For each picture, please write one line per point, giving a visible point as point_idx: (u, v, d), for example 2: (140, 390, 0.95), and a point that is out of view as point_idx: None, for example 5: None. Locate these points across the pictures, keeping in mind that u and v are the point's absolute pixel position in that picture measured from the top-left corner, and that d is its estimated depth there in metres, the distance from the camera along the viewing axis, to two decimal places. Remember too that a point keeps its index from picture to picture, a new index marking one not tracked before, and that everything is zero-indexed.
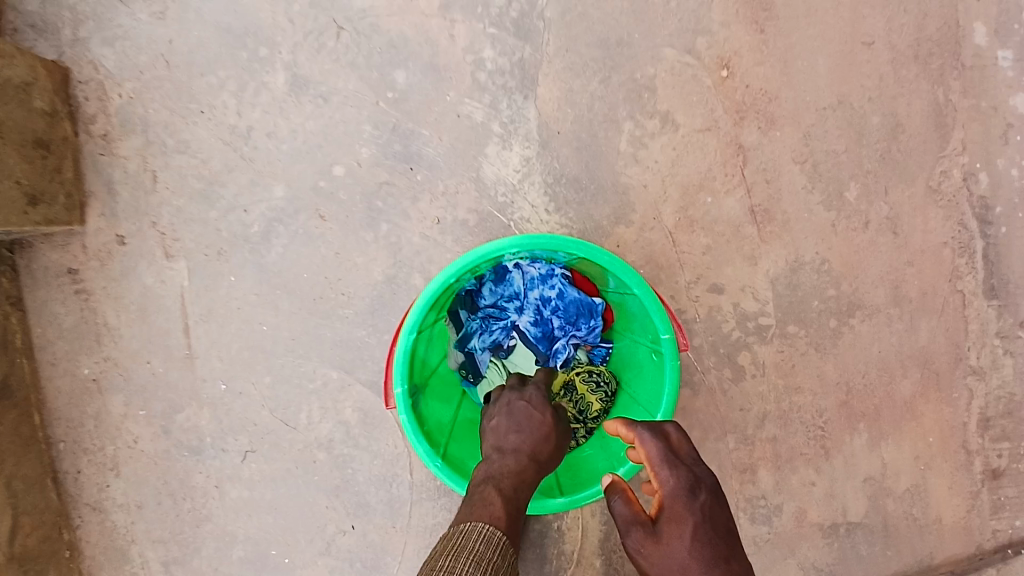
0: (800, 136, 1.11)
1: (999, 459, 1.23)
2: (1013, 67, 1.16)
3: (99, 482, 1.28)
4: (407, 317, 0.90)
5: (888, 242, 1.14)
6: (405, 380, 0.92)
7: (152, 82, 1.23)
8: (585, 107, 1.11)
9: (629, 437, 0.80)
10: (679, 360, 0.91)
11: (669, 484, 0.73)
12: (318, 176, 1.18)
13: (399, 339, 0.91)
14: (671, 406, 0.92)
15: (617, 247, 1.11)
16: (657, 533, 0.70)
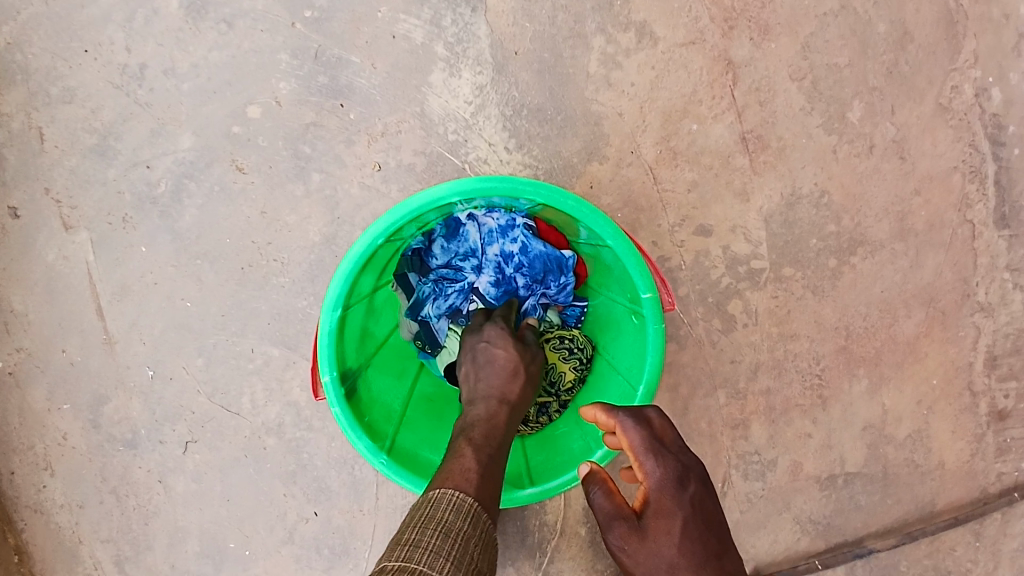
0: (798, 49, 0.95)
1: (1004, 401, 1.16)
2: None
3: (36, 482, 1.13)
4: (328, 292, 0.74)
5: (894, 168, 1.01)
6: (334, 367, 0.77)
7: (29, 22, 1.00)
8: (546, 20, 0.93)
9: (608, 424, 0.67)
10: (663, 323, 0.77)
11: (655, 475, 0.60)
12: (230, 119, 0.98)
13: (322, 319, 0.76)
14: (654, 380, 0.77)
15: (590, 187, 0.96)
16: (643, 529, 0.57)
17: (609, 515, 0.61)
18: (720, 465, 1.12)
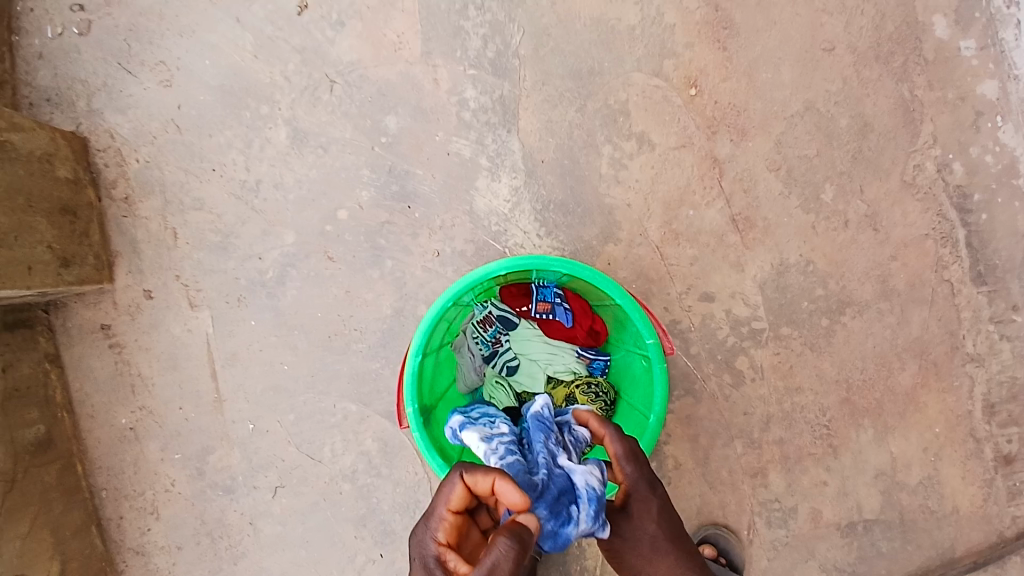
0: (771, 145, 1.16)
1: (1010, 445, 1.24)
2: (977, 56, 1.20)
3: (141, 526, 1.37)
4: (412, 340, 0.96)
5: (870, 238, 1.18)
6: (416, 399, 0.97)
7: (165, 146, 1.30)
8: (565, 135, 1.18)
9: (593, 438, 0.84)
10: (666, 361, 0.95)
11: (634, 478, 0.81)
12: (323, 221, 1.27)
13: (407, 362, 0.97)
14: (663, 406, 0.94)
15: (608, 264, 1.18)
16: (628, 514, 0.81)
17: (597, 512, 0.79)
18: (744, 512, 1.23)
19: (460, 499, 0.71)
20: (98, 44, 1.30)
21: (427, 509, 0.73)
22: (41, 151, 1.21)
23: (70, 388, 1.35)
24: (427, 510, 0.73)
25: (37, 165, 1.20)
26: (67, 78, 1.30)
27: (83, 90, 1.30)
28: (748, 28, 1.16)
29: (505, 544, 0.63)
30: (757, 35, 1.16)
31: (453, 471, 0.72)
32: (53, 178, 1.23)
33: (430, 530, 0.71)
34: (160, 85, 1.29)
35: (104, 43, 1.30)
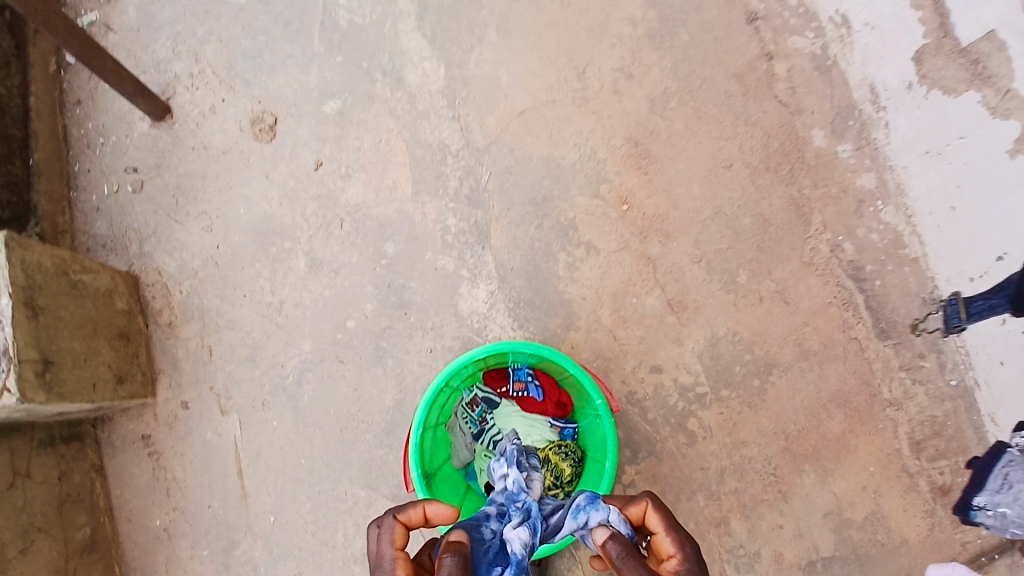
0: (692, 243, 1.47)
1: (942, 477, 1.42)
2: (853, 155, 1.51)
3: None
4: (415, 417, 1.18)
5: (782, 309, 1.45)
6: (419, 465, 1.18)
7: (204, 279, 1.57)
8: (528, 247, 1.48)
9: (637, 512, 0.94)
10: (613, 416, 1.19)
11: (685, 546, 0.88)
12: (336, 331, 1.53)
13: (411, 436, 1.19)
14: (614, 454, 1.16)
15: (571, 347, 1.45)
16: None
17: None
18: (712, 559, 1.40)
19: (401, 537, 0.91)
20: (149, 199, 1.58)
21: (376, 563, 0.89)
22: (105, 288, 1.47)
23: (110, 495, 1.54)
24: (376, 562, 0.89)
25: (102, 299, 1.45)
26: (121, 228, 1.58)
27: (136, 237, 1.58)
28: (662, 156, 1.51)
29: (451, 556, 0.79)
30: (671, 160, 1.50)
31: (388, 518, 0.92)
32: (114, 309, 1.48)
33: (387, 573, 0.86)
34: (203, 230, 1.57)
35: (156, 198, 1.58)
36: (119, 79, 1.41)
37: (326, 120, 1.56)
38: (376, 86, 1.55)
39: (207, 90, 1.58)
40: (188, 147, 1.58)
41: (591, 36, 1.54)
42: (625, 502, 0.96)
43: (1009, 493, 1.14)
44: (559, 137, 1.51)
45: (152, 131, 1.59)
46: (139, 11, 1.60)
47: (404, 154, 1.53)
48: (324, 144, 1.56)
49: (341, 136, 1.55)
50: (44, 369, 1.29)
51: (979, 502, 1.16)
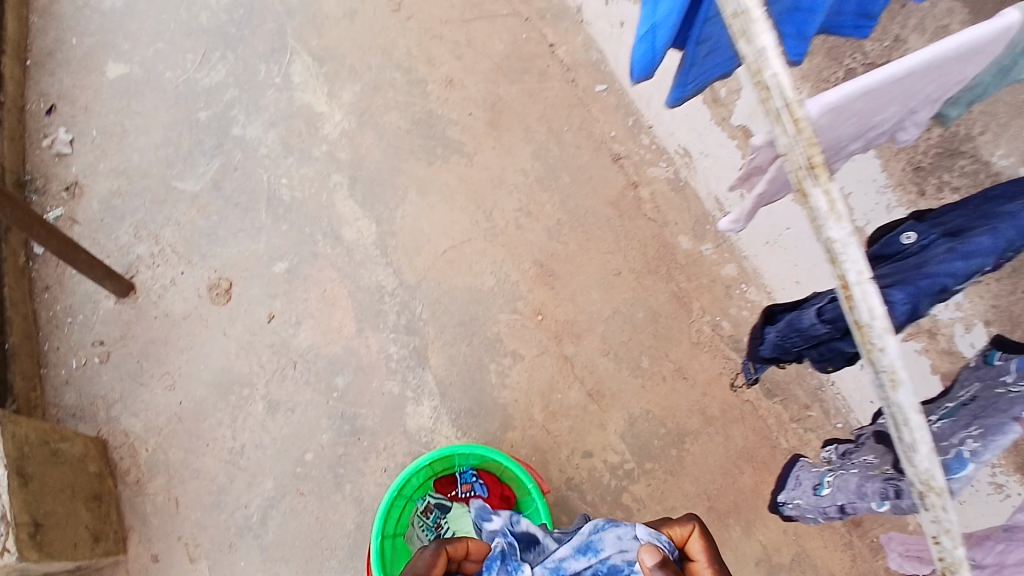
0: (599, 340, 1.76)
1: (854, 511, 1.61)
2: (714, 251, 1.83)
3: None
4: (374, 527, 1.34)
5: (683, 385, 1.72)
6: (382, 573, 1.30)
7: (168, 434, 1.68)
8: (462, 363, 1.72)
9: (682, 534, 0.95)
10: (543, 496, 1.40)
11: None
12: (296, 464, 1.66)
13: (372, 546, 1.32)
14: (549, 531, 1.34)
15: (511, 445, 1.66)
16: None
17: None
18: None
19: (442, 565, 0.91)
20: (115, 366, 1.73)
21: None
22: (79, 453, 1.56)
23: None
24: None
25: (76, 464, 1.54)
26: (89, 396, 1.71)
27: (104, 403, 1.71)
28: (564, 272, 1.83)
29: None
30: (571, 275, 1.82)
31: (438, 542, 0.93)
32: (87, 473, 1.57)
33: None
34: (165, 388, 1.71)
35: (121, 365, 1.73)
36: (91, 265, 1.60)
37: (276, 278, 1.79)
38: (318, 246, 1.82)
39: (166, 266, 1.81)
40: (151, 315, 1.77)
41: (492, 186, 1.92)
42: (673, 525, 0.96)
43: (799, 487, 1.04)
44: (476, 268, 1.82)
45: (117, 306, 1.77)
46: (104, 205, 1.86)
47: (347, 299, 1.77)
48: (275, 298, 1.77)
49: (292, 290, 1.78)
50: (35, 531, 1.36)
51: (782, 499, 1.07)
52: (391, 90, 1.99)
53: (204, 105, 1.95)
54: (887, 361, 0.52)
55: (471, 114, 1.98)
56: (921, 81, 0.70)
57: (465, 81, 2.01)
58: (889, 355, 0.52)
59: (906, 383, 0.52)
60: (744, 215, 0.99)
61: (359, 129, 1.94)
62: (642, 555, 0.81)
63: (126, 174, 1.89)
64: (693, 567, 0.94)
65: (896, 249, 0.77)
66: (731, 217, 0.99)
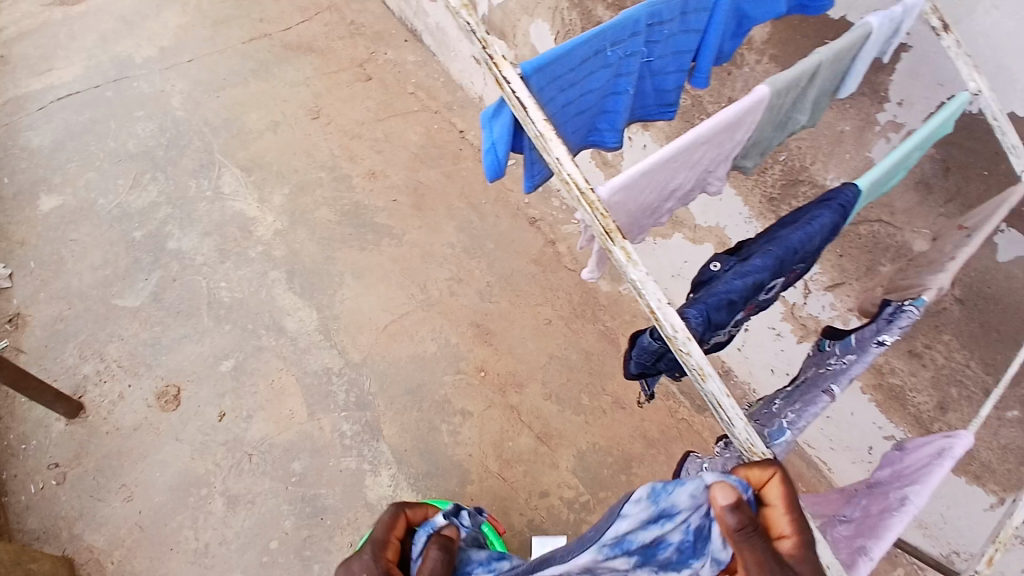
0: (541, 386, 1.89)
1: None
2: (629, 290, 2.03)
3: None
4: None
5: (623, 414, 1.86)
6: None
7: (132, 544, 1.66)
8: (415, 427, 1.80)
9: (759, 480, 0.65)
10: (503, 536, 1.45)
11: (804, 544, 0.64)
12: (262, 553, 1.65)
13: None
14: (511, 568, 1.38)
15: (471, 499, 1.73)
16: None
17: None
18: None
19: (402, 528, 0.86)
20: (71, 487, 1.71)
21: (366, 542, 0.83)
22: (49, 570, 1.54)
23: None
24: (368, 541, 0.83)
25: None
26: (49, 519, 1.68)
27: (65, 522, 1.67)
28: (500, 328, 1.98)
29: (438, 551, 0.78)
30: (507, 329, 1.97)
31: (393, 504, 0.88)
32: None
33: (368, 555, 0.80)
34: (123, 500, 1.70)
35: (77, 486, 1.71)
36: (41, 390, 1.61)
37: (224, 376, 1.84)
38: (263, 340, 1.90)
39: (114, 381, 1.84)
40: (103, 432, 1.77)
41: (423, 261, 2.08)
42: (746, 467, 0.66)
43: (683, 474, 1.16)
44: (417, 337, 1.94)
45: (68, 427, 1.78)
46: (47, 331, 1.90)
47: (296, 386, 1.84)
48: (224, 396, 1.82)
49: (240, 385, 1.83)
50: None
51: None
52: (319, 188, 2.17)
53: (139, 225, 2.05)
54: (694, 360, 0.66)
55: (396, 200, 2.17)
56: (701, 152, 0.78)
57: (387, 172, 2.22)
58: (695, 357, 0.66)
59: (711, 374, 0.66)
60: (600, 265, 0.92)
61: (292, 227, 2.09)
62: (712, 490, 0.63)
63: (68, 299, 1.94)
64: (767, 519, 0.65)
65: (706, 279, 0.78)
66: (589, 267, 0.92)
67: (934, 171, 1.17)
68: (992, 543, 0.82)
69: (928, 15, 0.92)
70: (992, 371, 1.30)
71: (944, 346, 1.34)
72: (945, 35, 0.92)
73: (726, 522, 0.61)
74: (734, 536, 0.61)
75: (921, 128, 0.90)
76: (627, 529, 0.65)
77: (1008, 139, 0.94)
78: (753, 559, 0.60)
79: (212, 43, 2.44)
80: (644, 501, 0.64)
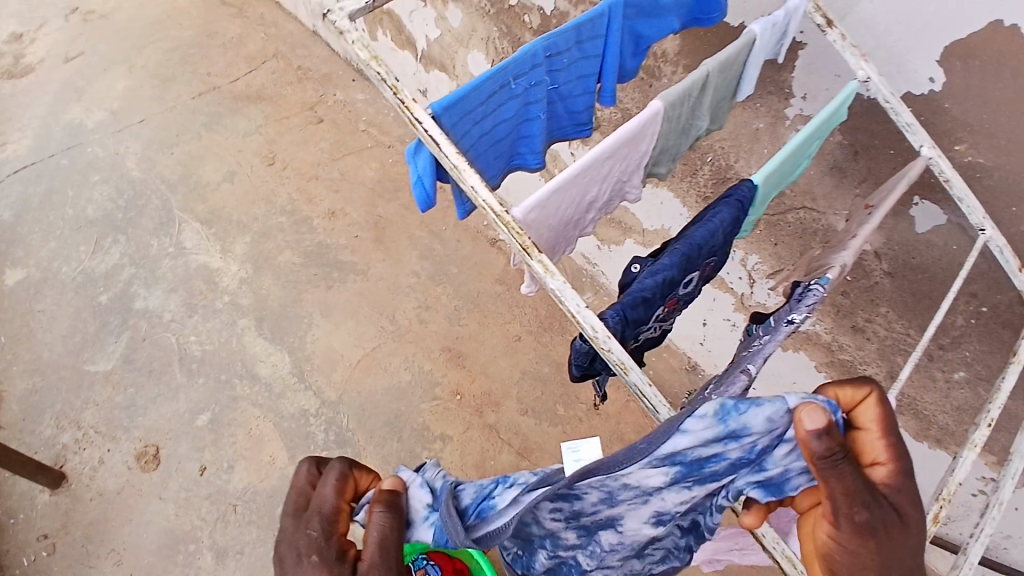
0: (516, 402, 1.94)
1: None
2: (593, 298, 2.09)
3: None
4: None
5: (598, 419, 1.91)
6: None
7: None
8: (396, 458, 1.83)
9: (853, 400, 0.67)
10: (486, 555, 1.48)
11: (896, 471, 0.64)
12: None
13: None
14: None
15: None
16: (877, 513, 0.62)
17: (860, 499, 0.62)
18: None
19: (350, 491, 0.76)
20: (62, 555, 1.70)
21: (310, 513, 0.74)
22: None
23: None
24: (309, 514, 0.74)
25: None
26: None
27: None
28: (471, 350, 2.01)
29: (385, 519, 0.70)
30: (478, 350, 2.01)
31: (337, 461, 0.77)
32: None
33: (318, 531, 0.72)
34: (114, 564, 1.69)
35: (68, 553, 1.70)
36: (24, 462, 1.60)
37: (201, 430, 1.84)
38: (237, 389, 1.90)
39: (93, 447, 1.83)
40: (87, 498, 1.77)
41: (389, 292, 2.11)
42: (847, 388, 0.67)
43: None
44: (391, 368, 1.97)
45: (53, 498, 1.77)
46: (24, 405, 1.89)
47: (274, 431, 1.84)
48: (204, 450, 1.82)
49: (218, 437, 1.83)
50: None
51: None
52: (280, 233, 2.20)
53: (104, 289, 2.06)
54: (615, 356, 0.71)
55: (357, 236, 2.21)
56: (609, 165, 0.85)
57: (346, 210, 2.26)
58: (616, 353, 0.72)
59: (632, 367, 0.71)
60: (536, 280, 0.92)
61: (256, 274, 2.10)
62: (798, 414, 0.62)
63: (41, 370, 1.93)
64: (858, 442, 0.67)
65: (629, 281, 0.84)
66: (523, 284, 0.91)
67: (845, 156, 1.25)
68: (936, 502, 0.90)
69: (812, 14, 0.99)
70: (932, 336, 1.37)
71: (884, 318, 1.40)
72: (831, 31, 0.99)
73: (812, 449, 0.61)
74: (818, 463, 0.61)
75: (814, 119, 0.95)
76: (687, 445, 0.64)
77: (902, 118, 1.01)
78: (837, 486, 0.61)
79: (162, 102, 2.47)
80: (709, 420, 0.63)
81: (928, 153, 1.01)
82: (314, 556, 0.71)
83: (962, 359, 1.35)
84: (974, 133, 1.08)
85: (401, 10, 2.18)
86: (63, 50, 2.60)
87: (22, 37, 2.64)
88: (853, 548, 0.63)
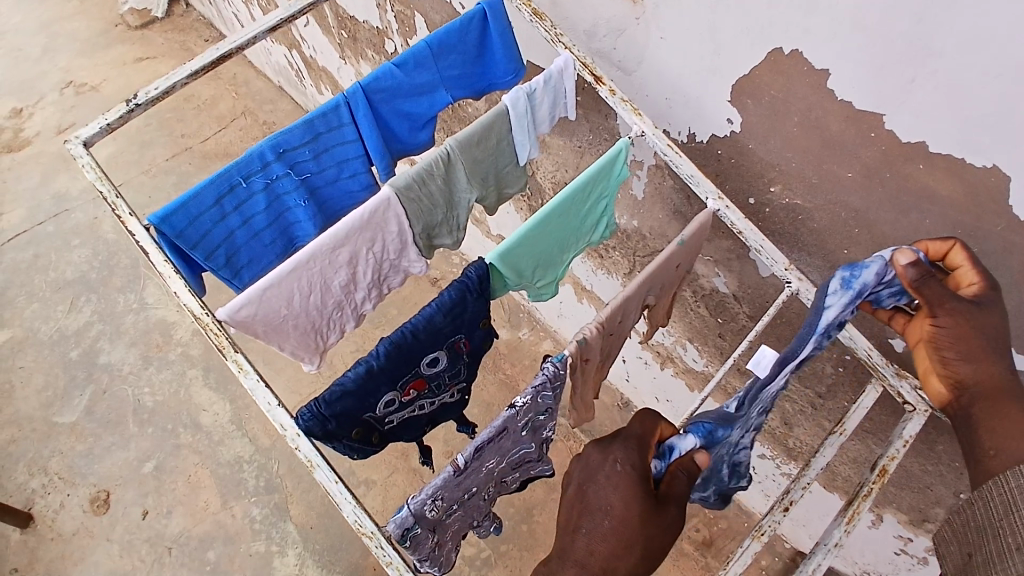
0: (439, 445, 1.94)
1: (701, 532, 1.71)
2: (528, 333, 2.06)
3: None
4: None
5: None
6: None
7: None
8: (318, 502, 1.85)
9: (947, 252, 0.75)
10: None
11: (984, 293, 0.73)
12: None
13: None
14: None
15: (374, 567, 1.78)
16: (972, 315, 0.72)
17: (958, 304, 0.72)
18: None
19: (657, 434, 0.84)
20: None
21: (622, 441, 0.81)
22: None
23: None
24: (619, 442, 0.81)
25: None
26: None
27: None
28: None
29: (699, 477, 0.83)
30: None
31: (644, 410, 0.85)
32: None
33: (637, 449, 0.80)
34: None
35: None
36: None
37: (145, 477, 1.91)
38: (180, 437, 1.97)
39: (59, 491, 1.91)
40: (49, 539, 1.85)
41: None
42: (936, 243, 0.76)
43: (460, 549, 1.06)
44: None
45: (22, 536, 1.86)
46: (4, 452, 1.99)
47: (210, 478, 1.90)
48: (147, 495, 1.89)
49: (161, 484, 1.90)
50: None
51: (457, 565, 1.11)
52: None
53: (75, 345, 2.17)
54: (302, 453, 0.76)
55: None
56: (348, 250, 0.87)
57: None
58: (304, 450, 0.76)
59: (319, 464, 0.75)
60: (316, 357, 0.97)
61: None
62: (891, 260, 0.73)
63: (20, 421, 2.04)
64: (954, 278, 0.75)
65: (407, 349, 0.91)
66: (303, 364, 0.97)
67: (681, 201, 1.20)
68: None
69: (582, 71, 0.98)
70: (809, 383, 1.21)
71: None
72: (601, 87, 0.97)
73: (906, 277, 0.72)
74: (916, 288, 0.72)
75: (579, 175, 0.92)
76: (832, 318, 0.76)
77: (683, 171, 0.94)
78: (932, 292, 0.72)
79: (139, 166, 2.70)
80: (840, 294, 0.75)
81: (715, 204, 0.93)
82: (621, 466, 0.79)
83: (844, 409, 1.19)
84: (786, 174, 0.96)
85: (330, 67, 2.28)
86: (64, 122, 2.89)
87: (22, 111, 2.96)
88: (955, 330, 0.72)
